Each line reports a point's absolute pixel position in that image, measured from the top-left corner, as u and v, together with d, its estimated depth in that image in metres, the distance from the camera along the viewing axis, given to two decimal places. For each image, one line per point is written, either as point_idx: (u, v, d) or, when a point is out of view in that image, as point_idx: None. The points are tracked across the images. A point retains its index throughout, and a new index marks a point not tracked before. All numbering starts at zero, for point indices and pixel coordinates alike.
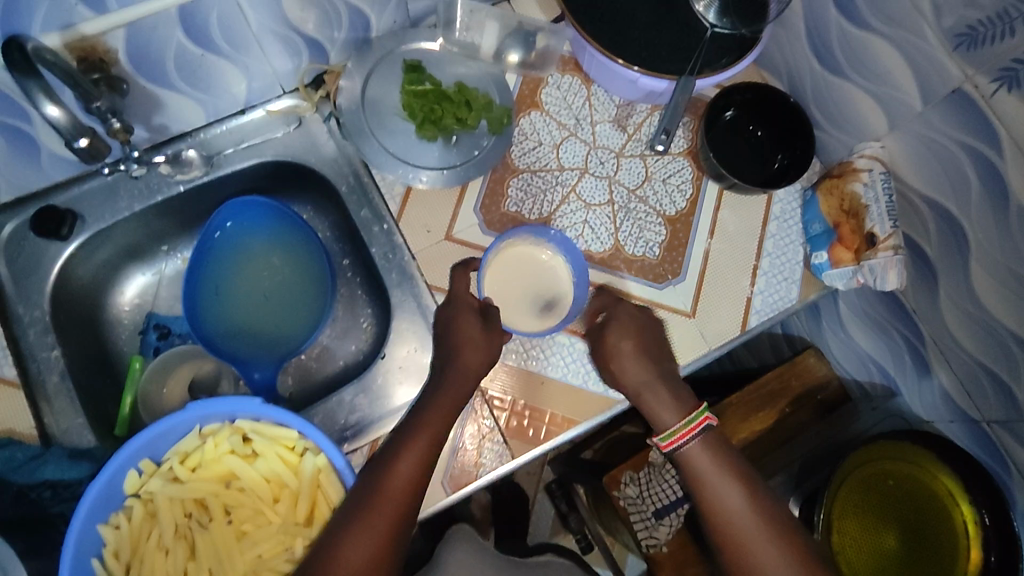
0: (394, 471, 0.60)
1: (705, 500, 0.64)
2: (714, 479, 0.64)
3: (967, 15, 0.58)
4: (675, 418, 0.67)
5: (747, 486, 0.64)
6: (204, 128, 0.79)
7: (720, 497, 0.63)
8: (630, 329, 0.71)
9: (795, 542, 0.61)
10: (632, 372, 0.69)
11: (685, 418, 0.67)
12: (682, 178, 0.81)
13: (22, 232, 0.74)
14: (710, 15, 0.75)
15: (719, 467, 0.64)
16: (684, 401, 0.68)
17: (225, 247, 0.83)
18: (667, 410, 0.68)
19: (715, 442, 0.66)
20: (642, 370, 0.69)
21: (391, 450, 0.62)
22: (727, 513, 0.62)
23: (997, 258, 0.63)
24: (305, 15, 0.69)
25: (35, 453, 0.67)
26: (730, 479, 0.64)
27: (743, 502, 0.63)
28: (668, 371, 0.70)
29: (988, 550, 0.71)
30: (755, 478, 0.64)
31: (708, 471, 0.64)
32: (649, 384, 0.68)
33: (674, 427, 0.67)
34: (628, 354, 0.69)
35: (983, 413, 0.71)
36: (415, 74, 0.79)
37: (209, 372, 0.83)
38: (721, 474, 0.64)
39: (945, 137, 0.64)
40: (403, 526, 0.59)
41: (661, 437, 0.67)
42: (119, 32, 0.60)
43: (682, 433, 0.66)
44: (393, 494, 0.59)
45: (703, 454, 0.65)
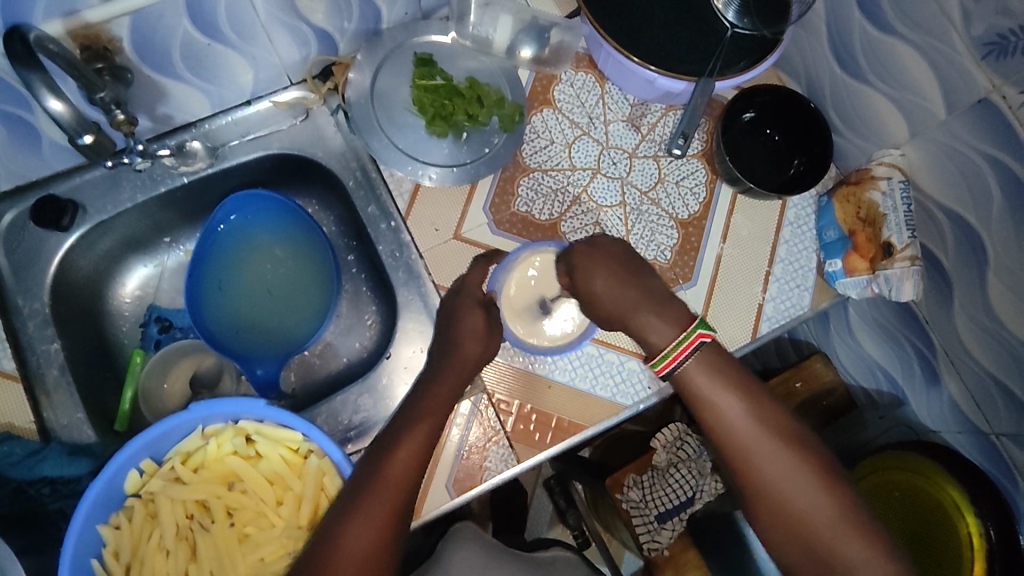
0: (391, 462, 0.59)
1: (707, 417, 0.61)
2: (715, 394, 0.60)
3: (998, 23, 0.56)
4: (665, 341, 0.62)
5: (749, 397, 0.61)
6: (209, 118, 0.78)
7: (723, 412, 0.60)
8: (598, 260, 0.65)
9: (803, 451, 0.59)
10: (615, 300, 0.64)
11: (674, 339, 0.61)
12: (696, 181, 0.80)
13: (21, 221, 0.73)
14: (729, 15, 0.74)
15: (719, 382, 0.60)
16: (675, 320, 0.62)
17: (229, 240, 0.82)
18: (660, 330, 0.62)
19: (712, 355, 0.61)
20: (628, 294, 0.64)
21: (384, 443, 0.60)
22: (731, 429, 0.60)
23: (1016, 272, 0.62)
24: (315, 5, 0.67)
25: (34, 449, 0.66)
26: (732, 392, 0.60)
27: (747, 413, 0.60)
28: (652, 289, 0.64)
29: (993, 564, 0.69)
30: (755, 388, 0.61)
31: (707, 388, 0.60)
32: (634, 308, 0.63)
33: (664, 350, 0.62)
34: (601, 289, 0.64)
35: (992, 426, 0.71)
36: (426, 68, 0.77)
37: (211, 367, 0.81)
38: (721, 388, 0.60)
39: (967, 147, 0.63)
40: (401, 517, 0.58)
41: (655, 362, 0.62)
42: (124, 20, 0.58)
43: (674, 355, 0.61)
44: (390, 486, 0.58)
45: (701, 370, 0.61)
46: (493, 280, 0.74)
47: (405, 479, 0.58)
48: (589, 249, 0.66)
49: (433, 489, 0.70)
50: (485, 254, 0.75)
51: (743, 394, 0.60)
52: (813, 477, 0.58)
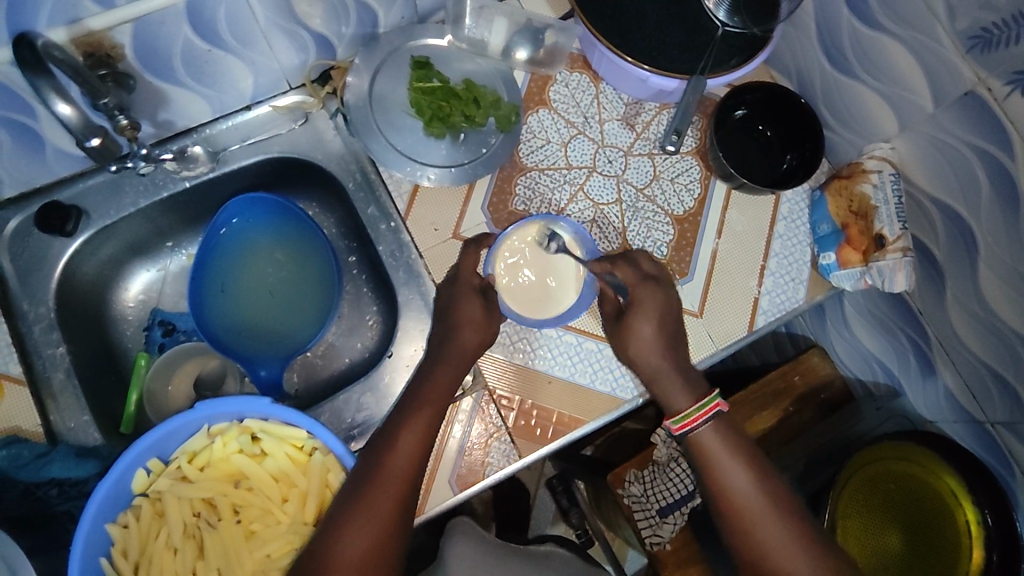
0: (393, 456, 0.60)
1: (714, 483, 0.63)
2: (723, 462, 0.63)
3: (982, 17, 0.57)
4: (688, 401, 0.66)
5: (756, 470, 0.63)
6: (209, 124, 0.79)
7: (729, 480, 0.62)
8: (650, 313, 0.69)
9: (806, 528, 0.60)
10: (646, 361, 0.68)
11: (695, 402, 0.66)
12: (690, 178, 0.81)
13: (26, 227, 0.74)
14: (720, 13, 0.75)
15: (729, 451, 0.64)
16: (696, 386, 0.67)
17: (231, 243, 0.83)
18: (678, 392, 0.67)
19: (724, 425, 0.65)
20: (656, 359, 0.68)
21: (386, 435, 0.62)
22: (737, 497, 0.62)
23: (1006, 261, 0.63)
24: (313, 10, 0.68)
25: (41, 451, 0.67)
26: (740, 462, 0.63)
27: (753, 484, 0.62)
28: (682, 356, 0.69)
29: (990, 549, 0.70)
30: (763, 462, 0.64)
31: (718, 454, 0.63)
32: (659, 373, 0.68)
33: (686, 409, 0.66)
34: (645, 339, 0.68)
35: (988, 414, 0.72)
36: (423, 71, 0.78)
37: (214, 369, 0.82)
38: (731, 456, 0.63)
39: (955, 139, 0.64)
40: (403, 513, 0.58)
41: (673, 421, 0.66)
42: (126, 28, 0.59)
43: (693, 416, 0.65)
44: (393, 479, 0.59)
45: (713, 436, 0.64)
46: (487, 264, 0.74)
47: (409, 474, 0.60)
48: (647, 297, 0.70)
49: (435, 485, 0.70)
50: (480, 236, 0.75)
51: (751, 466, 0.63)
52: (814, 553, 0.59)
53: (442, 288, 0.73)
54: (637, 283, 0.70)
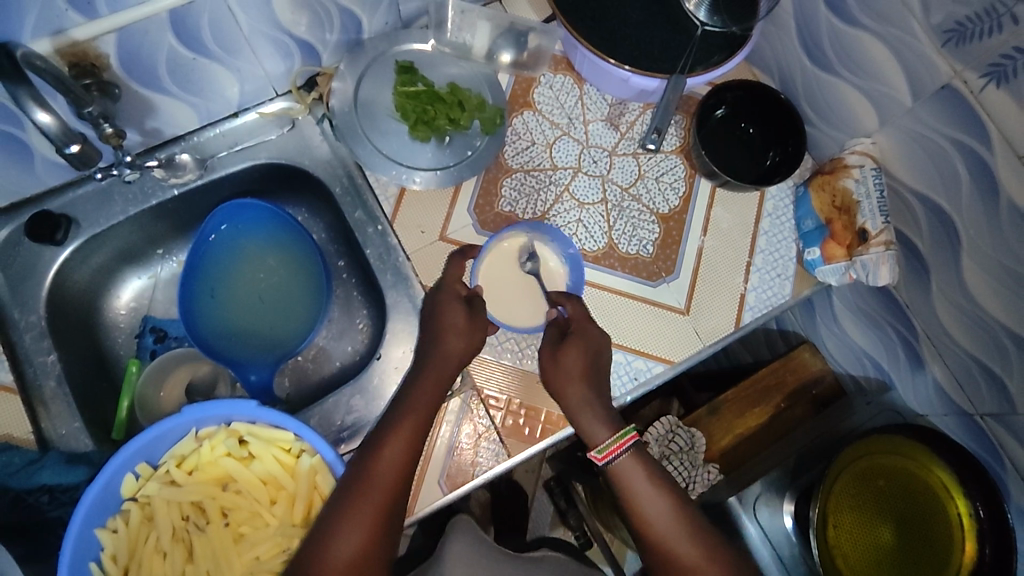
0: (379, 463, 0.60)
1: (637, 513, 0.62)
2: (643, 490, 0.62)
3: (956, 11, 0.58)
4: (605, 433, 0.65)
5: (675, 499, 0.63)
6: (197, 131, 0.80)
7: (649, 509, 0.62)
8: (579, 347, 0.68)
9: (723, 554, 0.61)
10: (573, 393, 0.66)
11: (616, 432, 0.64)
12: (675, 176, 0.81)
13: (17, 237, 0.74)
14: (701, 13, 0.76)
15: (648, 476, 0.63)
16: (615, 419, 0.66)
17: (219, 249, 0.83)
18: (598, 427, 0.65)
19: (643, 452, 0.64)
20: (579, 392, 0.66)
21: (373, 439, 0.62)
22: (655, 525, 0.61)
23: (989, 253, 0.63)
24: (297, 17, 0.69)
25: (32, 458, 0.67)
26: (659, 488, 0.63)
27: (671, 511, 0.62)
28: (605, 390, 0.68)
29: (983, 542, 0.70)
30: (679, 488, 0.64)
31: (637, 482, 0.62)
32: (579, 407, 0.66)
33: (605, 442, 0.64)
34: (569, 371, 0.67)
35: (976, 406, 0.72)
36: (408, 75, 0.79)
37: (206, 375, 0.84)
38: (650, 484, 0.62)
39: (935, 132, 0.64)
40: (390, 518, 0.59)
41: (597, 450, 0.64)
42: (110, 37, 0.60)
43: (615, 447, 0.64)
44: (379, 486, 0.59)
45: (632, 467, 0.63)
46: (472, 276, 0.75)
47: (395, 479, 0.60)
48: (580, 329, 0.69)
49: (425, 486, 0.71)
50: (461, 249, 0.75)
51: (669, 491, 0.63)
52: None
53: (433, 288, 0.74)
54: (580, 317, 0.71)
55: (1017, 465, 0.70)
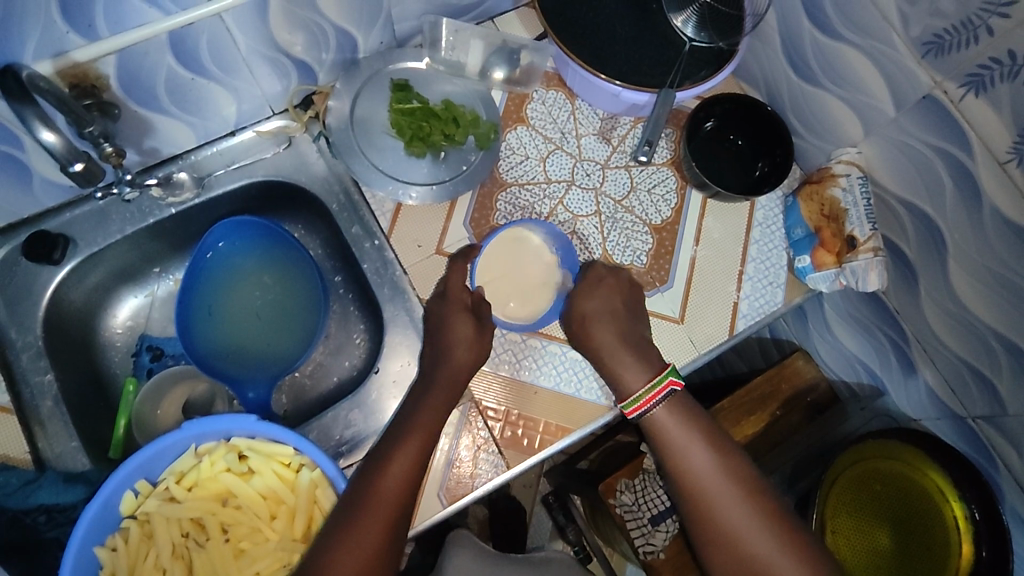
0: (384, 480, 0.60)
1: (674, 462, 0.66)
2: (680, 440, 0.67)
3: (933, 24, 0.60)
4: (638, 384, 0.70)
5: (714, 451, 0.67)
6: (194, 150, 0.81)
7: (686, 457, 0.66)
8: (601, 291, 0.74)
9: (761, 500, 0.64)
10: (601, 333, 0.72)
11: (648, 382, 0.70)
12: (667, 188, 0.83)
13: (13, 258, 0.75)
14: (688, 30, 0.78)
15: (682, 428, 0.67)
16: (651, 365, 0.71)
17: (216, 267, 0.84)
18: (634, 374, 0.70)
19: (680, 405, 0.69)
20: (608, 332, 0.72)
21: (377, 458, 0.63)
22: (694, 473, 0.65)
23: (975, 258, 0.64)
24: (293, 38, 0.71)
25: (29, 478, 0.67)
26: (696, 439, 0.67)
27: (708, 459, 0.66)
28: (634, 334, 0.73)
29: (979, 544, 0.71)
30: (721, 439, 0.67)
31: (674, 432, 0.67)
32: (610, 348, 0.71)
33: (637, 393, 0.70)
34: (594, 315, 0.73)
35: (968, 409, 0.73)
36: (403, 93, 0.80)
37: (203, 393, 0.83)
38: (686, 434, 0.67)
39: (918, 141, 0.66)
40: (392, 538, 0.59)
41: (627, 404, 0.70)
42: (110, 59, 0.61)
43: (647, 397, 0.69)
44: (384, 504, 0.59)
45: (667, 415, 0.68)
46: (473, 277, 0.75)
47: (400, 496, 0.60)
48: (600, 277, 0.75)
49: (425, 499, 0.71)
50: (464, 249, 0.77)
51: (707, 441, 0.67)
52: (767, 524, 0.62)
53: (432, 301, 0.74)
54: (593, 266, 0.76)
55: (1009, 466, 0.71)
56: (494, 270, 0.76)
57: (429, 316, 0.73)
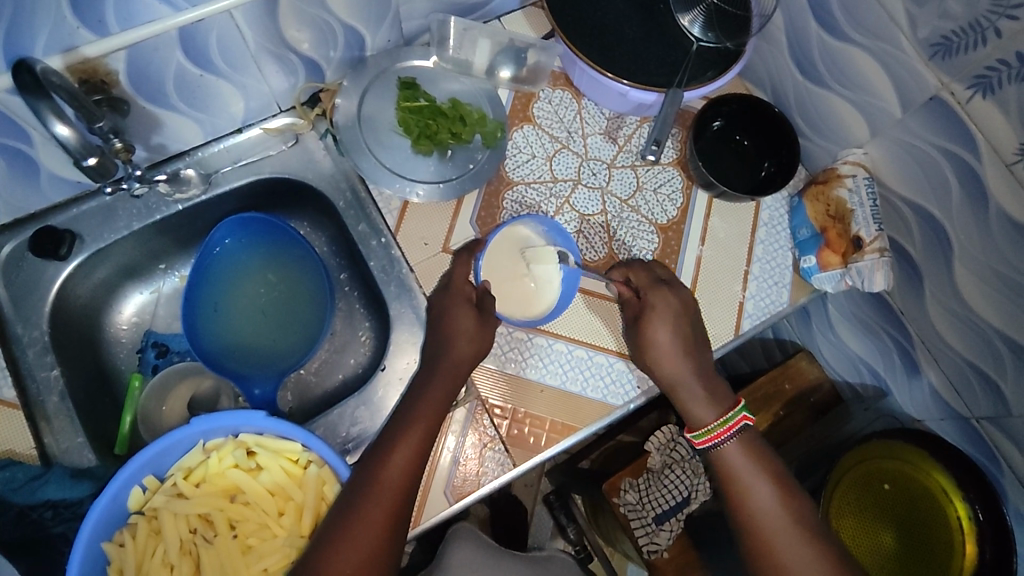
0: (387, 468, 0.61)
1: (739, 498, 0.67)
2: (749, 476, 0.67)
3: (941, 26, 0.60)
4: (711, 416, 0.71)
5: (782, 491, 0.66)
6: (201, 147, 0.81)
7: (752, 495, 0.66)
8: (669, 320, 0.72)
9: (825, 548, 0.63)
10: (672, 367, 0.71)
11: (722, 416, 0.70)
12: (673, 188, 0.83)
13: (19, 253, 0.74)
14: (695, 30, 0.78)
15: (752, 466, 0.67)
16: (721, 401, 0.72)
17: (221, 264, 0.84)
18: (704, 409, 0.71)
19: (751, 443, 0.69)
20: (677, 364, 0.71)
21: (381, 447, 0.63)
22: (758, 512, 0.65)
23: (981, 258, 0.65)
24: (302, 35, 0.71)
25: (36, 473, 0.67)
26: (764, 478, 0.67)
27: (776, 501, 0.66)
28: (704, 365, 0.73)
29: (983, 545, 0.72)
30: (791, 483, 0.67)
31: (741, 468, 0.67)
32: (684, 380, 0.71)
33: (709, 425, 0.70)
34: (663, 348, 0.72)
35: (972, 410, 0.73)
36: (410, 91, 0.81)
37: (208, 389, 0.83)
38: (756, 472, 0.67)
39: (925, 142, 0.67)
40: (395, 525, 0.59)
41: (696, 434, 0.70)
42: (120, 54, 0.61)
43: (719, 429, 0.69)
44: (387, 490, 0.60)
45: (738, 451, 0.68)
46: (477, 272, 0.75)
47: (402, 484, 0.61)
48: (664, 303, 0.73)
49: (430, 497, 0.71)
50: (470, 243, 0.77)
51: (776, 481, 0.67)
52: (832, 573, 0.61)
53: (434, 295, 0.75)
54: (649, 288, 0.74)
55: (1013, 467, 0.71)
56: (500, 270, 0.76)
57: (431, 308, 0.74)
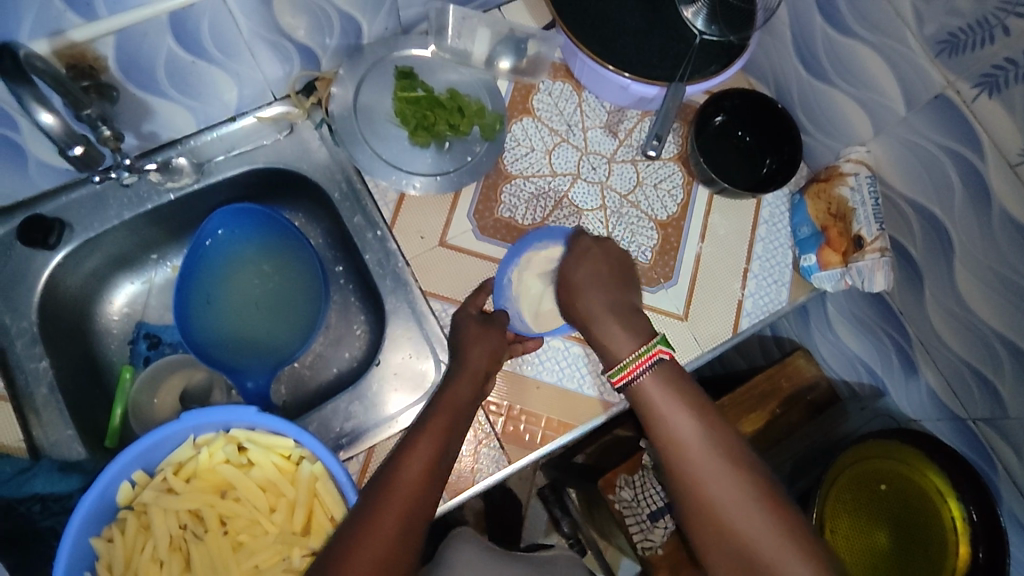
0: (402, 470, 0.58)
1: (658, 434, 0.61)
2: (666, 408, 0.61)
3: (949, 22, 0.59)
4: (626, 350, 0.66)
5: (701, 418, 0.61)
6: (193, 135, 0.79)
7: (673, 428, 0.60)
8: (592, 261, 0.71)
9: (752, 478, 0.57)
10: (586, 301, 0.69)
11: (635, 351, 0.65)
12: (673, 183, 0.82)
13: (8, 241, 0.73)
14: (698, 23, 0.77)
15: (669, 395, 0.62)
16: (638, 334, 0.67)
17: (215, 255, 0.82)
18: (622, 344, 0.66)
19: (669, 374, 0.63)
20: (595, 299, 0.69)
21: (399, 450, 0.60)
22: (679, 445, 0.60)
23: (981, 259, 0.64)
24: (296, 21, 0.69)
25: (23, 467, 0.66)
26: (684, 409, 0.61)
27: (697, 430, 0.60)
28: (622, 304, 0.69)
29: (977, 545, 0.71)
30: (711, 411, 0.62)
31: (661, 403, 0.62)
32: (598, 313, 0.68)
33: (626, 360, 0.65)
34: (582, 284, 0.70)
35: (969, 411, 0.73)
36: (407, 81, 0.79)
37: (200, 381, 0.82)
38: (674, 404, 0.61)
39: (929, 141, 0.66)
40: (412, 529, 0.55)
41: (614, 371, 0.65)
42: (109, 39, 0.59)
43: (637, 362, 0.64)
44: (403, 491, 0.56)
45: (655, 384, 0.63)
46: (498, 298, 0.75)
47: (419, 486, 0.57)
48: (586, 247, 0.72)
49: None
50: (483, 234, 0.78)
51: (697, 413, 0.61)
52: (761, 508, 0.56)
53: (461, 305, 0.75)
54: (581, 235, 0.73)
55: (1008, 469, 0.71)
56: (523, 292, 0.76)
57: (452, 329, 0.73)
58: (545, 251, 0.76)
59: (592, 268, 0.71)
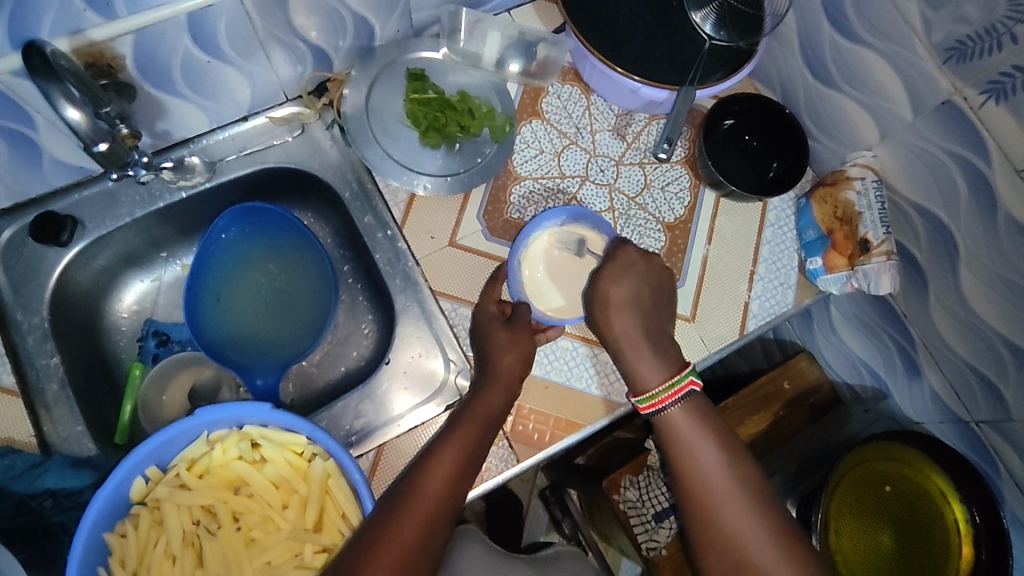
0: (427, 478, 0.59)
1: (682, 461, 0.63)
2: (692, 439, 0.64)
3: (956, 30, 0.60)
4: (656, 380, 0.67)
5: (726, 451, 0.63)
6: (205, 135, 0.80)
7: (698, 458, 0.63)
8: (625, 276, 0.70)
9: (767, 510, 0.60)
10: (621, 323, 0.69)
11: (668, 380, 0.66)
12: (680, 186, 0.83)
13: (21, 237, 0.73)
14: (707, 27, 0.78)
15: (695, 428, 0.64)
16: (671, 363, 0.68)
17: (224, 253, 0.83)
18: (653, 371, 0.67)
19: (697, 406, 0.66)
20: (629, 320, 0.69)
21: (421, 459, 0.61)
22: (703, 474, 0.62)
23: (986, 263, 0.65)
24: (311, 22, 0.70)
25: (35, 462, 0.66)
26: (712, 441, 0.63)
27: (720, 463, 0.62)
28: (656, 328, 0.70)
29: (979, 546, 0.72)
30: (733, 442, 0.64)
31: (689, 434, 0.64)
32: (633, 337, 0.68)
33: (654, 390, 0.66)
34: (617, 303, 0.69)
35: (972, 414, 0.74)
36: (419, 82, 0.79)
37: (209, 379, 0.82)
38: (701, 436, 0.64)
39: (936, 146, 0.67)
40: (432, 536, 0.56)
41: (642, 399, 0.67)
42: (127, 39, 0.60)
43: (667, 393, 0.66)
44: (425, 500, 0.57)
45: (682, 414, 0.65)
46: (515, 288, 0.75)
47: (441, 494, 0.58)
48: (631, 260, 0.72)
49: None
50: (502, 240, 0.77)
51: (721, 445, 0.63)
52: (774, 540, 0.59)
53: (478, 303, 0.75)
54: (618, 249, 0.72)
55: (1011, 471, 0.72)
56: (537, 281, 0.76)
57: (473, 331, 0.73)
58: (562, 231, 0.77)
59: (627, 287, 0.70)
